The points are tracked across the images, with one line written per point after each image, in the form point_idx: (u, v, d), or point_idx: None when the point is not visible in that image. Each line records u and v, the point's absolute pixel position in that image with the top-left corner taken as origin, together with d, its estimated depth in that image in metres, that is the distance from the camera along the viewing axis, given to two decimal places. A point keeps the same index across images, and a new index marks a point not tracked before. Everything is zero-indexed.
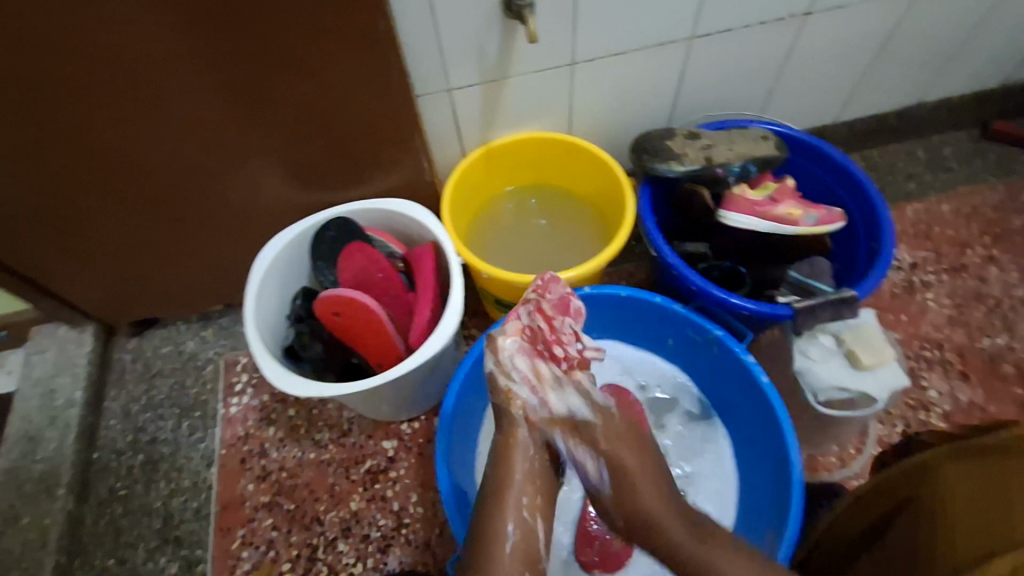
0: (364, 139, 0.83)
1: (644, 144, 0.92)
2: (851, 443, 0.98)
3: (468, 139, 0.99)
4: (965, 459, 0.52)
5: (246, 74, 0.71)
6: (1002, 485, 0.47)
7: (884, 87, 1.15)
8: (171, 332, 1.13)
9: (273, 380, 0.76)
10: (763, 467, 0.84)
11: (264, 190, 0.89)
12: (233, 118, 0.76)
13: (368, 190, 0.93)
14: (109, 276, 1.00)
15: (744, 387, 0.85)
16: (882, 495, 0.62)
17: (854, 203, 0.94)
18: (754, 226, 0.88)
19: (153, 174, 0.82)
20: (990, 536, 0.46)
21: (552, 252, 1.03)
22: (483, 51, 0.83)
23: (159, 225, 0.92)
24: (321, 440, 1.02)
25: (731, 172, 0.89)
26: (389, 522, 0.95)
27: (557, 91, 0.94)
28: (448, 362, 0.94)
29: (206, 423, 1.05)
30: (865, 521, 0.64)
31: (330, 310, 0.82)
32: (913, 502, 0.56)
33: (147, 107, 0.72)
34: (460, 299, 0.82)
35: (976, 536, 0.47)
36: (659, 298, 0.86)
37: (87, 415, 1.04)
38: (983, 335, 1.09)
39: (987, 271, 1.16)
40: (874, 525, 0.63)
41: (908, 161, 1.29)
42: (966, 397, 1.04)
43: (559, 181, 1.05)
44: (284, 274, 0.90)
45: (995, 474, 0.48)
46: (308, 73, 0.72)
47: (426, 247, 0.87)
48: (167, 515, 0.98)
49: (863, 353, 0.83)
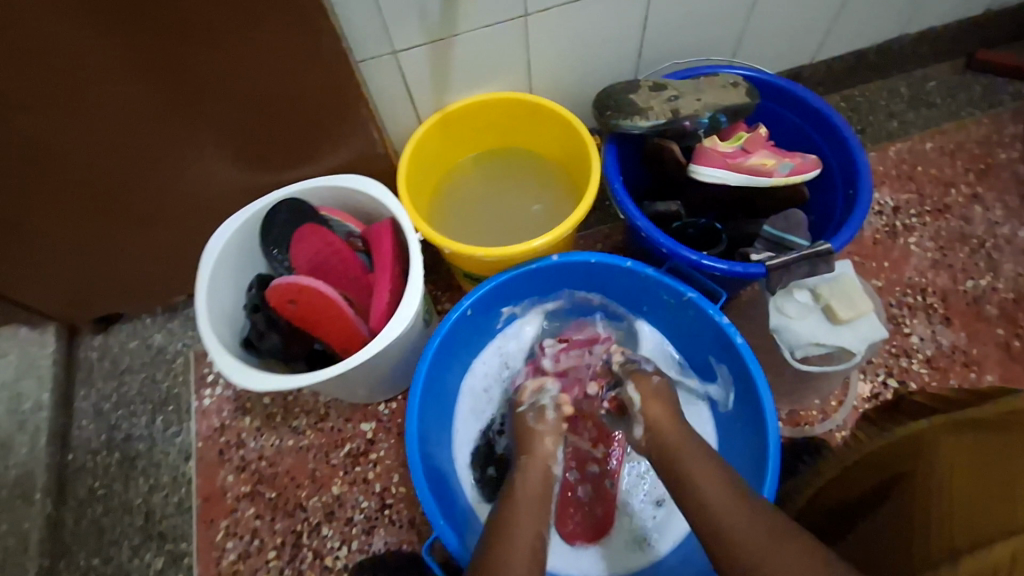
0: (306, 115, 0.78)
1: (607, 99, 0.86)
2: (833, 395, 0.97)
3: (423, 107, 0.93)
4: (962, 437, 0.52)
5: (166, 53, 0.64)
6: (1004, 464, 0.46)
7: (863, 20, 1.09)
8: (137, 326, 1.10)
9: (230, 375, 0.73)
10: (742, 425, 0.83)
11: (210, 177, 0.84)
12: (161, 102, 0.70)
13: (320, 169, 0.87)
14: (64, 275, 0.96)
15: (720, 348, 0.83)
16: (869, 471, 0.62)
17: (829, 148, 0.88)
18: (726, 179, 0.84)
19: (85, 169, 0.77)
20: (978, 517, 0.46)
21: (518, 219, 0.98)
22: (425, 7, 0.76)
23: (105, 221, 0.87)
24: (298, 427, 1.00)
25: (699, 124, 0.84)
26: (373, 504, 0.95)
27: (513, 47, 0.88)
28: (417, 341, 0.91)
29: (181, 416, 1.03)
30: (857, 491, 0.64)
31: (285, 299, 0.75)
32: (907, 477, 0.55)
33: (61, 97, 0.66)
34: (420, 277, 0.78)
35: (971, 517, 0.46)
36: (629, 262, 0.83)
37: (58, 416, 1.02)
38: (967, 277, 1.07)
39: (971, 210, 1.13)
40: (865, 494, 0.62)
41: (890, 98, 1.23)
42: (949, 340, 1.02)
43: (524, 144, 1.01)
44: (237, 262, 0.85)
45: (1000, 451, 0.47)
46: (233, 44, 0.66)
47: (382, 225, 0.83)
48: (149, 511, 0.97)
49: (840, 306, 0.79)
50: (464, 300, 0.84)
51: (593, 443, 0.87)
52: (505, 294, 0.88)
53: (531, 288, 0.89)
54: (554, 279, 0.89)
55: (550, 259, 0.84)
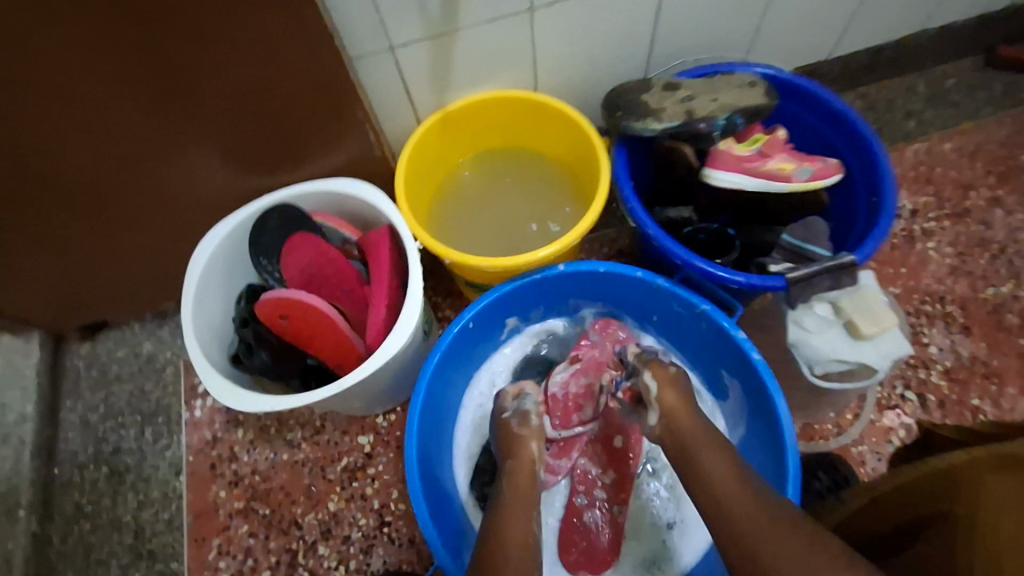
0: (298, 116, 0.73)
1: (618, 99, 0.82)
2: (848, 408, 0.94)
3: (423, 106, 0.88)
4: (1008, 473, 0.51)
5: (146, 50, 0.60)
6: None
7: (884, 14, 1.04)
8: (125, 334, 1.05)
9: (216, 395, 0.69)
10: (757, 443, 0.79)
11: (197, 181, 0.80)
12: (143, 101, 0.65)
13: (313, 172, 0.83)
14: (46, 283, 0.91)
15: (734, 363, 0.79)
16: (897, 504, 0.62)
17: (850, 152, 0.84)
18: (740, 184, 0.79)
19: (64, 173, 0.72)
20: None
21: (521, 224, 0.94)
22: (425, 0, 0.72)
23: (86, 227, 0.82)
24: (293, 440, 0.96)
25: (716, 126, 0.80)
26: (371, 522, 0.91)
27: (519, 43, 0.83)
28: (416, 353, 0.87)
29: (171, 429, 0.99)
30: (887, 524, 0.63)
31: (276, 313, 0.71)
32: (948, 514, 0.55)
33: (33, 97, 0.61)
34: (420, 291, 0.74)
35: None
36: (640, 272, 0.79)
37: (43, 428, 0.98)
38: (987, 285, 1.03)
39: (992, 214, 1.08)
40: (893, 526, 0.62)
41: (908, 96, 1.19)
42: (969, 351, 0.98)
43: (527, 145, 0.96)
44: (226, 272, 0.81)
45: None
46: (218, 38, 0.61)
47: (380, 233, 0.78)
48: (138, 528, 0.93)
49: (863, 321, 0.74)
50: (465, 312, 0.80)
51: (602, 469, 0.83)
52: (508, 305, 0.84)
53: (535, 297, 0.85)
54: (559, 289, 0.85)
55: (557, 267, 0.80)
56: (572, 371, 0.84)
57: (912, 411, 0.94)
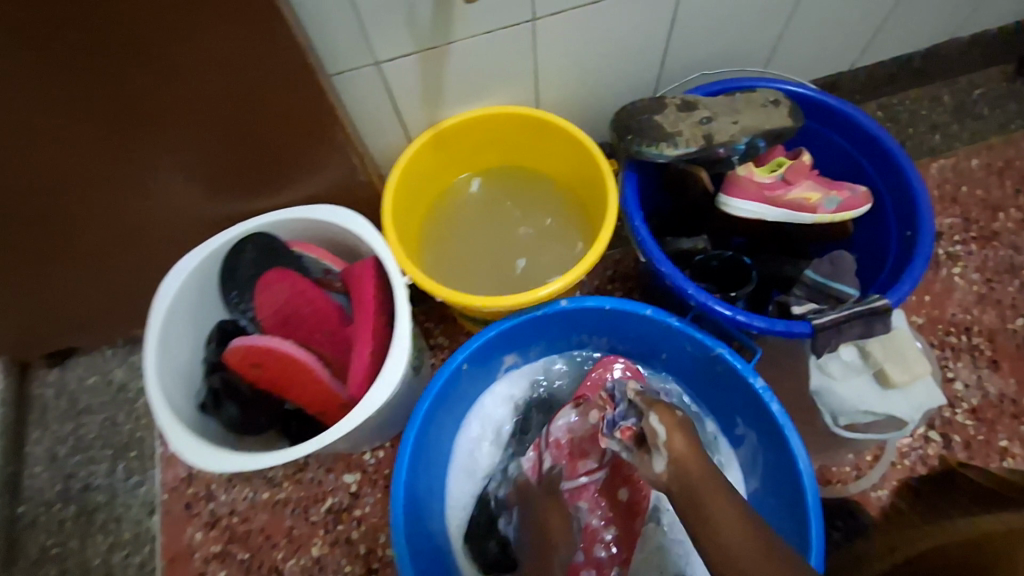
0: (273, 141, 0.66)
1: (629, 119, 0.74)
2: (868, 449, 0.88)
3: (414, 123, 0.81)
4: None
5: (92, 76, 0.53)
6: None
7: (911, 23, 0.96)
8: (96, 361, 0.99)
9: (182, 453, 0.62)
10: (773, 497, 0.72)
11: (165, 211, 0.73)
12: (94, 130, 0.58)
13: (293, 197, 0.75)
14: (5, 312, 0.84)
15: (751, 410, 0.73)
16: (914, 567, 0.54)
17: (881, 177, 0.77)
18: (762, 215, 0.73)
19: (13, 204, 0.65)
20: None
21: (521, 250, 0.87)
22: (413, 11, 0.64)
23: (47, 257, 0.76)
24: (274, 478, 0.90)
25: (735, 151, 0.73)
26: (357, 568, 0.85)
27: (517, 56, 0.75)
28: (406, 392, 0.81)
29: (144, 464, 0.92)
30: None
31: (247, 362, 0.66)
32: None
33: None
34: (408, 334, 0.67)
35: None
36: (650, 311, 0.72)
37: (8, 464, 0.92)
38: (1016, 315, 0.97)
39: (1021, 238, 1.02)
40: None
41: (933, 108, 1.11)
42: (997, 387, 0.92)
43: (526, 164, 0.89)
44: (195, 307, 0.74)
45: None
46: (175, 60, 0.53)
47: (365, 267, 0.71)
48: (108, 572, 0.88)
49: (895, 371, 0.69)
50: (459, 353, 0.73)
51: (607, 523, 0.77)
52: (506, 342, 0.77)
53: (535, 334, 0.79)
54: (561, 325, 0.78)
55: (560, 303, 0.73)
56: (579, 414, 0.77)
57: (937, 452, 0.88)
